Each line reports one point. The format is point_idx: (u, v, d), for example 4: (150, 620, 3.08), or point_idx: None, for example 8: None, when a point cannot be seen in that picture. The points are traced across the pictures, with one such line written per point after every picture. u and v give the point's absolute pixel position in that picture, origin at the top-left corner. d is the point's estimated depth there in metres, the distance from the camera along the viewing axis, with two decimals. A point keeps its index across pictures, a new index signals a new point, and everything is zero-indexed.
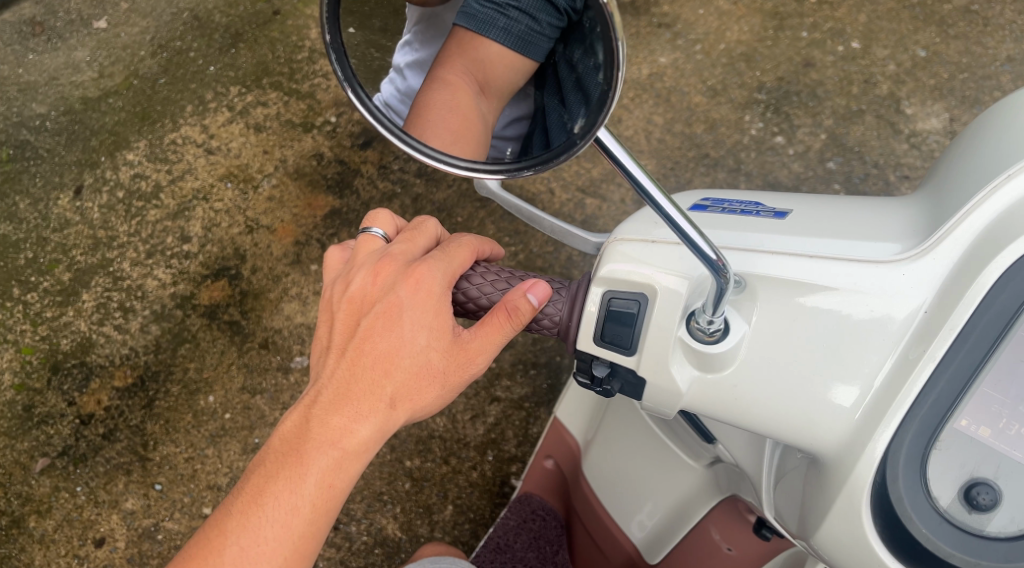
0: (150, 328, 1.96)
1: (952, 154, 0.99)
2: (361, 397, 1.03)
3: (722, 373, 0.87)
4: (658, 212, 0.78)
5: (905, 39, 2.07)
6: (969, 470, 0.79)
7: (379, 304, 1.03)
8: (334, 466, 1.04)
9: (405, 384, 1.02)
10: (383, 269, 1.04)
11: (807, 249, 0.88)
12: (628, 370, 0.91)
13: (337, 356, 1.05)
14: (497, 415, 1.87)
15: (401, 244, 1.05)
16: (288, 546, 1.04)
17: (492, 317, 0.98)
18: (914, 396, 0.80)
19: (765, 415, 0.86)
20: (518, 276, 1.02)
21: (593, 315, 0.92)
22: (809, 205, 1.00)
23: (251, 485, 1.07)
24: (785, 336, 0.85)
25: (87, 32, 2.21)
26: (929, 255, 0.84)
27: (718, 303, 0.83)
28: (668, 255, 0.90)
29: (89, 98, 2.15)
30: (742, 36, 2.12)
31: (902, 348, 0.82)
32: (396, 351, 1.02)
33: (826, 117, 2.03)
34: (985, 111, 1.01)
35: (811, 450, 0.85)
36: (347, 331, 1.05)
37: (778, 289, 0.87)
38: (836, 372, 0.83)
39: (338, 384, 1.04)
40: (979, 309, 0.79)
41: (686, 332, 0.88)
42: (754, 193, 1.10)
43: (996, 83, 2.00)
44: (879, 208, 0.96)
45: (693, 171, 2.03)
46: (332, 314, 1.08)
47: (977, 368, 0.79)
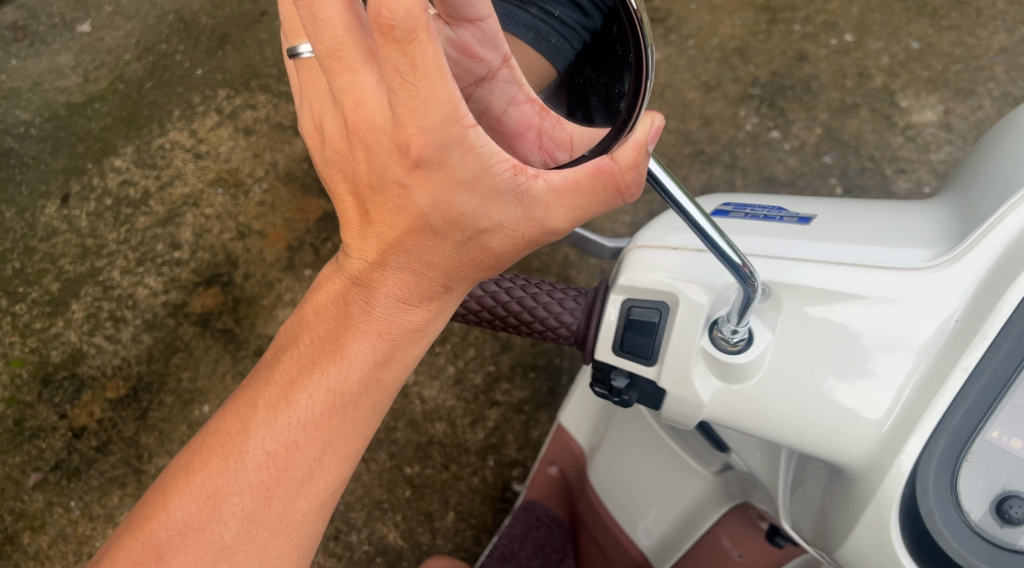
0: (142, 338, 1.92)
1: (981, 154, 0.96)
2: (416, 220, 0.87)
3: (747, 383, 0.84)
4: (685, 219, 0.76)
5: (898, 31, 2.05)
6: (1001, 483, 0.76)
7: (435, 153, 0.80)
8: (406, 328, 0.95)
9: (463, 192, 0.84)
10: (403, 75, 0.75)
11: (833, 255, 0.86)
12: (648, 381, 0.89)
13: (387, 201, 0.87)
14: (497, 419, 1.84)
15: (405, 26, 0.72)
16: (377, 385, 0.97)
17: (590, 178, 0.84)
18: (944, 408, 0.77)
19: (794, 426, 0.83)
20: (560, 289, 0.98)
21: (613, 323, 0.90)
22: (834, 210, 0.97)
23: (324, 333, 0.96)
24: (814, 345, 0.82)
25: (70, 35, 2.16)
26: (958, 263, 0.81)
27: (743, 312, 0.80)
28: (692, 262, 0.88)
29: (74, 104, 2.10)
30: (735, 30, 2.09)
31: (933, 357, 0.79)
32: (465, 209, 0.85)
33: (821, 110, 2.02)
34: (1007, 115, 0.98)
35: (836, 462, 0.82)
36: (394, 172, 0.84)
37: (805, 297, 0.84)
38: (866, 379, 0.80)
39: (399, 243, 0.90)
40: (1011, 319, 0.77)
41: (708, 341, 0.85)
42: (777, 198, 1.07)
43: (990, 74, 1.99)
44: (902, 213, 0.94)
45: (688, 169, 2.01)
46: (358, 137, 0.83)
47: (1008, 380, 0.76)
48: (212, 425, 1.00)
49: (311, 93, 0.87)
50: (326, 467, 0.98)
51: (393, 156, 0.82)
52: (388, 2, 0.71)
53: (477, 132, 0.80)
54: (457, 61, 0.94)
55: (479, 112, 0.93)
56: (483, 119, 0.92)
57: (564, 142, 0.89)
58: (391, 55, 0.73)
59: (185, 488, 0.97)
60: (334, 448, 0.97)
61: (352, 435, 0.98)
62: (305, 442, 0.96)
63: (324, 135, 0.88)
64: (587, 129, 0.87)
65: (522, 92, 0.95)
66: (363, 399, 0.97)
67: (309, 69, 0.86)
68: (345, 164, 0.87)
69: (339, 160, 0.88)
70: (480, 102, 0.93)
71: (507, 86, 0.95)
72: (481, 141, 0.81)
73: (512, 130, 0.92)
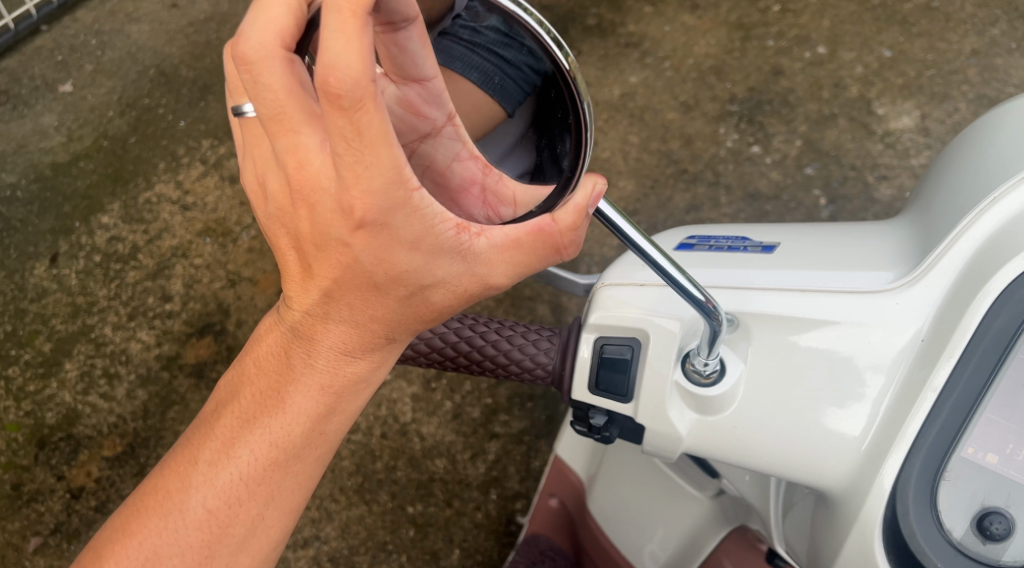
0: (137, 393, 1.93)
1: (938, 172, 0.97)
2: (354, 278, 0.82)
3: (723, 414, 0.84)
4: (646, 259, 0.76)
5: (870, 40, 2.10)
6: (981, 500, 0.75)
7: (377, 216, 0.76)
8: (348, 380, 0.91)
9: (402, 249, 0.79)
10: (350, 142, 0.70)
11: (798, 283, 0.87)
12: (627, 418, 0.88)
13: (323, 257, 0.82)
14: (497, 452, 1.84)
15: (352, 95, 0.68)
16: (320, 438, 0.94)
17: (531, 238, 0.82)
18: (917, 427, 0.76)
19: (772, 455, 0.82)
20: (535, 329, 0.98)
21: (586, 362, 0.90)
22: (798, 237, 0.98)
23: (267, 387, 0.93)
24: (786, 373, 0.83)
25: (53, 96, 2.18)
26: (920, 284, 0.81)
27: (711, 345, 0.81)
28: (659, 298, 0.89)
29: (59, 164, 2.12)
30: (709, 49, 2.14)
31: (902, 377, 0.79)
32: (406, 269, 0.81)
33: (799, 123, 2.04)
34: (963, 129, 0.97)
35: (818, 487, 0.82)
36: (331, 231, 0.79)
37: (774, 327, 0.85)
38: (840, 404, 0.80)
39: (337, 299, 0.85)
40: (976, 335, 0.76)
41: (681, 375, 0.85)
42: (740, 227, 1.08)
43: (963, 76, 2.03)
44: (865, 235, 0.95)
45: (673, 188, 2.02)
46: (295, 195, 0.78)
47: (978, 395, 0.75)
48: (153, 481, 0.97)
49: (254, 151, 0.82)
50: (270, 521, 0.96)
51: (333, 216, 0.77)
52: (335, 70, 0.67)
53: (422, 194, 0.76)
54: (399, 117, 0.85)
55: (421, 169, 0.84)
56: (427, 175, 0.84)
57: (506, 199, 0.84)
58: (339, 121, 0.69)
59: (132, 536, 0.95)
60: (277, 502, 0.95)
61: (295, 486, 0.96)
62: (248, 497, 0.94)
63: (260, 183, 0.82)
64: (532, 186, 0.83)
65: (466, 148, 0.88)
66: (306, 453, 0.94)
67: (252, 126, 0.81)
68: (277, 212, 0.82)
69: (275, 210, 0.83)
70: (423, 159, 0.85)
71: (450, 140, 0.87)
72: (427, 202, 0.77)
73: (455, 186, 0.85)
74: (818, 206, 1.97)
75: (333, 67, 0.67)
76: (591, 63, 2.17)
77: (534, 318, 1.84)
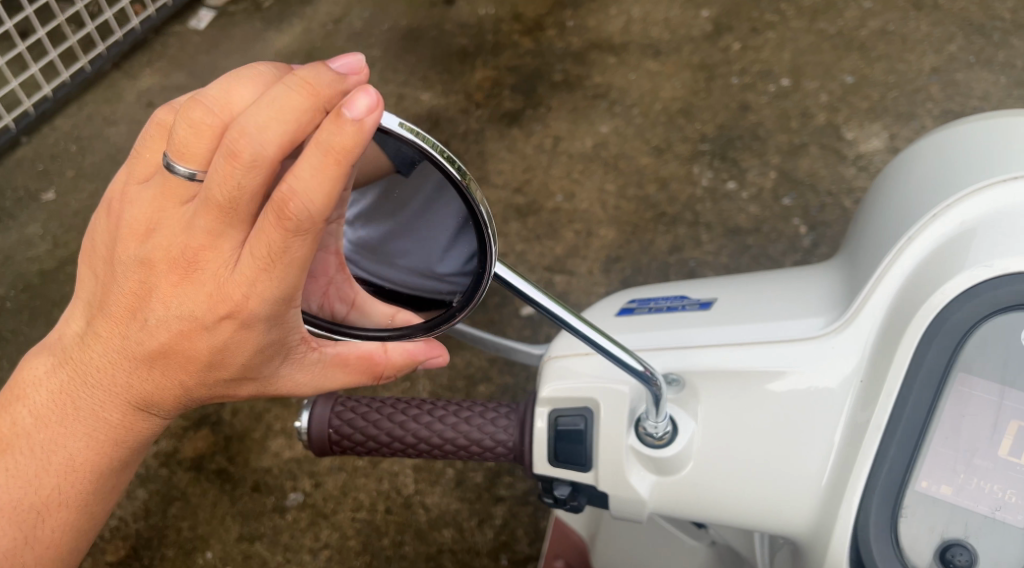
0: (136, 494, 1.86)
1: (869, 206, 0.96)
2: (163, 332, 0.74)
3: (680, 475, 0.82)
4: (577, 335, 0.75)
5: (831, 68, 2.20)
6: (939, 532, 0.74)
7: (244, 316, 0.72)
8: (140, 446, 0.83)
9: (223, 333, 0.73)
10: (261, 248, 0.68)
11: (735, 338, 0.86)
12: (590, 487, 0.85)
13: (162, 321, 0.73)
14: (504, 515, 1.78)
15: (253, 161, 0.66)
16: (91, 493, 0.83)
17: (359, 359, 0.83)
18: (869, 467, 0.75)
19: (733, 510, 0.80)
20: (490, 406, 0.92)
21: (543, 435, 0.87)
22: (735, 290, 0.98)
23: (54, 413, 0.80)
24: (732, 428, 0.81)
25: (37, 205, 2.18)
26: (851, 327, 0.81)
27: (658, 407, 0.80)
28: (604, 367, 0.88)
29: (45, 271, 2.07)
30: (676, 92, 2.21)
31: (847, 419, 0.78)
32: (241, 365, 0.76)
33: (772, 155, 2.07)
34: (889, 162, 0.97)
35: (786, 535, 0.80)
36: (183, 304, 0.72)
37: (717, 381, 0.83)
38: (792, 453, 0.78)
39: (157, 366, 0.76)
40: (911, 371, 0.76)
41: (636, 439, 0.83)
42: (678, 284, 1.07)
43: (927, 94, 2.11)
44: (800, 284, 0.95)
45: (654, 232, 2.01)
46: (160, 221, 0.72)
47: (922, 430, 0.75)
48: None
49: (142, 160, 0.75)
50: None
51: (196, 297, 0.72)
52: (250, 133, 0.66)
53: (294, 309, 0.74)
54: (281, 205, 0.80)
55: None
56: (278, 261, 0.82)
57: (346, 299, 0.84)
58: (223, 175, 0.67)
59: None
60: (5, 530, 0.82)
61: (30, 521, 0.83)
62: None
63: (122, 217, 0.74)
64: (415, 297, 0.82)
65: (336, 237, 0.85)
66: (64, 498, 0.82)
67: (153, 164, 0.74)
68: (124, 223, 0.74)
69: (131, 251, 0.74)
70: None
71: (330, 235, 0.85)
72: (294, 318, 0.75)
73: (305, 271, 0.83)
74: (799, 235, 1.95)
75: (246, 131, 0.66)
76: (562, 117, 2.21)
77: (528, 374, 1.84)
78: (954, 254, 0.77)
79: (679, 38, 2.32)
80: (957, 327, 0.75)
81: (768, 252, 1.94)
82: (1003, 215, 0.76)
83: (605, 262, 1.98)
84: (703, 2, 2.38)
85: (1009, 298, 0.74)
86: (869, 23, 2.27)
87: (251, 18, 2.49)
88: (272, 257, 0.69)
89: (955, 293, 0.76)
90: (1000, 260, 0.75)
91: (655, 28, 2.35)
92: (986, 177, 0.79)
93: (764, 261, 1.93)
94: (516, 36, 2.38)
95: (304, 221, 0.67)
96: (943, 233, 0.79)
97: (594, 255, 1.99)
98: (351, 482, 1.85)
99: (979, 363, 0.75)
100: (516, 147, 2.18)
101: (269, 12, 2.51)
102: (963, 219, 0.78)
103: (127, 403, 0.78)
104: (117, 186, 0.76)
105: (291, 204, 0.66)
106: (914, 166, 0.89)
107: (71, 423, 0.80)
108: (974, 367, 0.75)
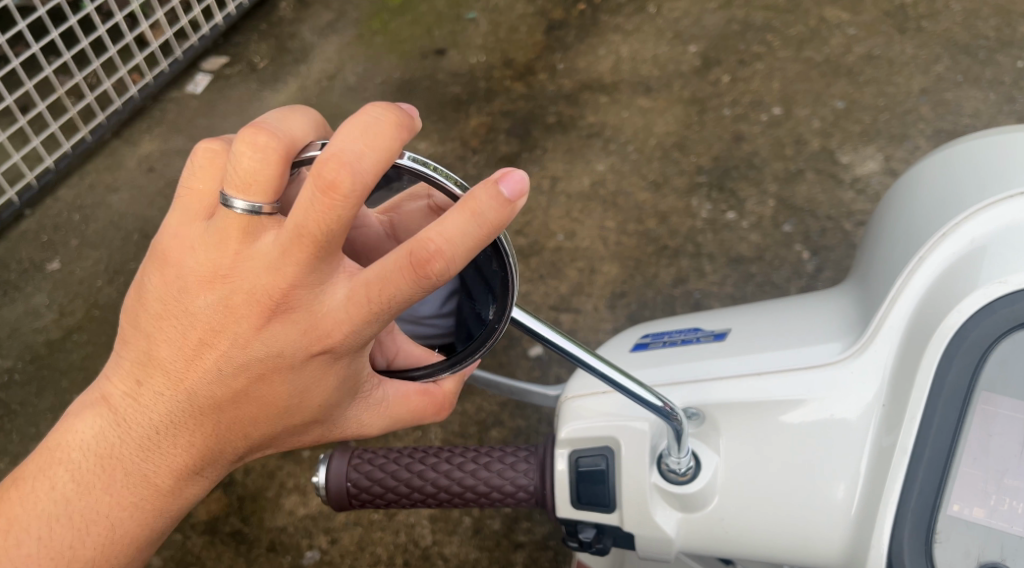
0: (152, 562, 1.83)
1: (874, 232, 0.96)
2: (244, 380, 0.76)
3: (706, 510, 0.81)
4: (594, 373, 0.75)
5: (821, 95, 2.22)
6: (976, 556, 0.72)
7: (329, 351, 0.74)
8: (195, 495, 0.82)
9: (301, 374, 0.76)
10: (304, 257, 0.70)
11: (751, 368, 0.86)
12: (615, 528, 0.84)
13: (244, 363, 0.75)
14: (524, 561, 1.76)
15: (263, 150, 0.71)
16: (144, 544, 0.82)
17: (418, 398, 0.86)
18: (898, 491, 0.74)
19: (765, 543, 0.79)
20: (510, 451, 0.91)
21: (564, 478, 0.85)
22: (746, 321, 0.97)
23: (112, 463, 0.78)
24: (757, 457, 0.80)
25: (41, 275, 2.17)
26: (869, 349, 0.81)
27: (680, 441, 0.79)
28: (623, 405, 0.87)
29: (52, 341, 2.06)
30: (669, 127, 2.23)
31: (873, 441, 0.77)
32: (321, 401, 0.79)
33: (769, 183, 2.09)
34: (892, 187, 0.97)
35: (819, 565, 0.79)
36: (268, 346, 0.74)
37: (738, 414, 0.82)
38: (819, 479, 0.77)
39: (239, 411, 0.78)
40: (935, 390, 0.75)
41: (659, 476, 0.82)
42: (691, 316, 1.07)
43: (918, 114, 2.13)
44: (813, 310, 0.94)
45: (656, 265, 2.01)
46: (221, 256, 0.73)
47: (950, 452, 0.74)
48: None
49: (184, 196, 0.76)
50: None
51: (284, 337, 0.74)
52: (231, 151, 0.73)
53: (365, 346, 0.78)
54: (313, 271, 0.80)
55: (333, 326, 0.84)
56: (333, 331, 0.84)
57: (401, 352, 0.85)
58: (249, 164, 0.70)
59: None
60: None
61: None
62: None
63: (184, 258, 0.75)
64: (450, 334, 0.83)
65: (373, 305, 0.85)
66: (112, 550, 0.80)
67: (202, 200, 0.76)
68: (183, 260, 0.75)
69: (200, 297, 0.74)
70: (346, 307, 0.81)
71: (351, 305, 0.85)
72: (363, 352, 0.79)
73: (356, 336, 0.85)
74: (802, 260, 1.95)
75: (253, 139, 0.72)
76: (558, 157, 2.23)
77: (541, 416, 1.83)
78: (967, 273, 0.77)
79: (668, 74, 2.35)
80: (976, 346, 0.75)
81: (772, 279, 1.93)
82: (1012, 230, 0.76)
83: (611, 298, 1.98)
84: (690, 37, 2.41)
85: None
86: (855, 49, 2.30)
87: (247, 79, 2.53)
88: (319, 238, 0.69)
89: (970, 311, 0.76)
90: (1014, 277, 0.75)
91: (645, 65, 2.38)
92: (990, 195, 0.79)
93: (769, 288, 1.92)
94: (507, 81, 2.41)
95: (354, 188, 0.68)
96: (954, 252, 0.79)
97: (599, 292, 1.99)
98: (367, 536, 1.82)
99: (1001, 382, 0.75)
100: None
101: (263, 72, 2.54)
102: (972, 237, 0.78)
103: (205, 452, 0.79)
104: (165, 227, 0.76)
105: (339, 171, 0.67)
106: (916, 191, 0.90)
107: (136, 479, 0.79)
108: (996, 385, 0.74)
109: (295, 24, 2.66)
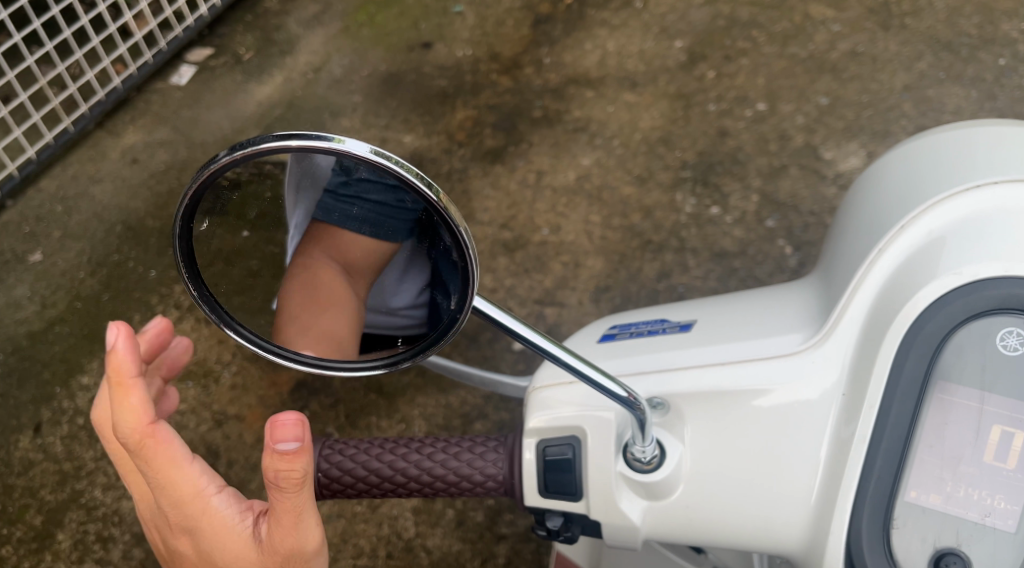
0: (132, 553, 1.79)
1: (838, 223, 0.97)
2: None
3: (671, 499, 0.82)
4: (559, 363, 0.75)
5: (805, 91, 2.23)
6: (932, 542, 0.74)
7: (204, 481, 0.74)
8: None
9: None
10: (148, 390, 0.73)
11: (714, 357, 0.86)
12: (582, 516, 0.85)
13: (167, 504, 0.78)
14: (506, 554, 1.77)
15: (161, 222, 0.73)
16: None
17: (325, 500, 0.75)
18: (857, 479, 0.76)
19: (729, 530, 0.80)
20: (481, 441, 0.92)
21: (532, 467, 0.86)
22: (712, 311, 0.98)
23: None
24: (721, 445, 0.81)
25: (23, 267, 2.17)
26: (829, 340, 0.82)
27: (644, 430, 0.80)
28: (590, 394, 0.88)
29: (34, 332, 2.06)
30: (655, 122, 2.24)
31: (832, 430, 0.78)
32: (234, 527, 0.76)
33: (753, 178, 2.10)
34: (856, 180, 0.98)
35: (782, 552, 0.80)
36: None
37: (702, 403, 0.83)
38: (781, 466, 0.78)
39: None
40: (892, 380, 0.76)
41: (625, 465, 0.83)
42: (661, 307, 1.08)
43: (900, 111, 2.15)
44: (779, 300, 0.96)
45: (640, 259, 2.02)
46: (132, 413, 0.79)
47: (907, 441, 0.75)
48: None
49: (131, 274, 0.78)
50: None
51: None
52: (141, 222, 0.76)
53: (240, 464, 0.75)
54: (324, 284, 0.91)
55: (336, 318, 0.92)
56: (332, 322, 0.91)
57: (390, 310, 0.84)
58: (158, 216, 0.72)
59: None
60: None
61: None
62: None
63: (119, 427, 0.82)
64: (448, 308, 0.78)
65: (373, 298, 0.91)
66: None
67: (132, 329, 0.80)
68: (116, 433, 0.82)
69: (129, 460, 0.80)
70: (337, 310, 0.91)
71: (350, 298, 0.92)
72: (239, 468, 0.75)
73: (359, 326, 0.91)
74: (784, 255, 1.97)
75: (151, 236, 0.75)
76: (544, 151, 2.24)
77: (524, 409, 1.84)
78: (925, 264, 0.78)
79: (654, 69, 2.35)
80: (933, 336, 0.76)
81: (754, 274, 1.95)
82: (969, 222, 0.78)
83: (595, 291, 1.99)
84: (676, 32, 2.42)
85: (980, 304, 0.75)
86: (839, 45, 2.31)
87: (233, 71, 2.52)
88: None
89: (928, 302, 0.77)
90: (970, 267, 0.76)
91: (631, 60, 2.38)
92: (949, 187, 0.81)
93: (751, 282, 1.94)
94: (494, 75, 2.42)
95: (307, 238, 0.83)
96: (913, 244, 0.80)
97: (583, 286, 2.00)
98: (350, 528, 1.82)
99: (958, 371, 0.76)
100: (500, 183, 2.20)
101: (249, 64, 2.54)
102: (931, 228, 0.80)
103: None
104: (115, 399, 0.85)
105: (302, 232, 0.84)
106: (877, 185, 0.91)
107: None
108: (953, 374, 0.76)
109: (281, 16, 2.65)
